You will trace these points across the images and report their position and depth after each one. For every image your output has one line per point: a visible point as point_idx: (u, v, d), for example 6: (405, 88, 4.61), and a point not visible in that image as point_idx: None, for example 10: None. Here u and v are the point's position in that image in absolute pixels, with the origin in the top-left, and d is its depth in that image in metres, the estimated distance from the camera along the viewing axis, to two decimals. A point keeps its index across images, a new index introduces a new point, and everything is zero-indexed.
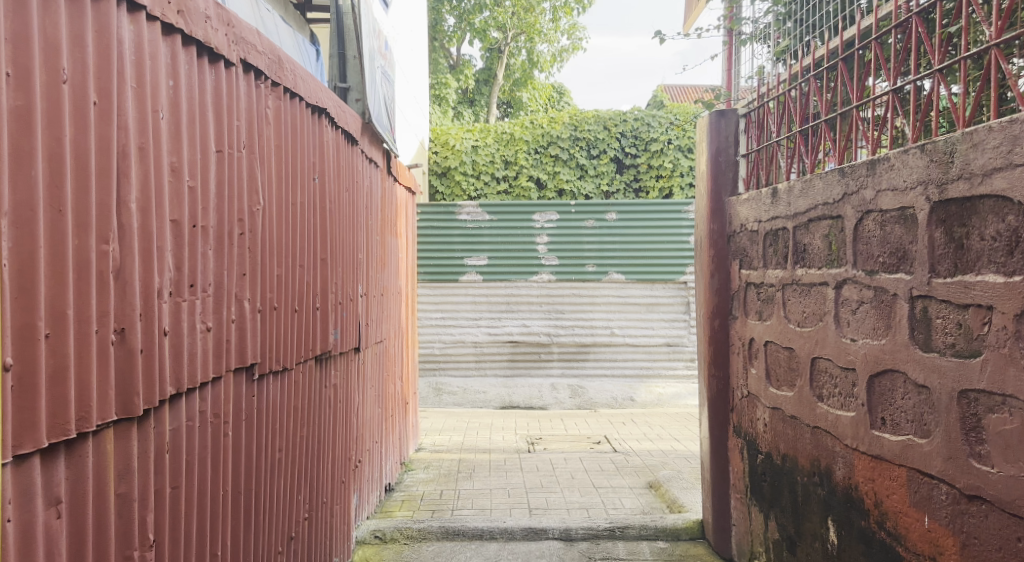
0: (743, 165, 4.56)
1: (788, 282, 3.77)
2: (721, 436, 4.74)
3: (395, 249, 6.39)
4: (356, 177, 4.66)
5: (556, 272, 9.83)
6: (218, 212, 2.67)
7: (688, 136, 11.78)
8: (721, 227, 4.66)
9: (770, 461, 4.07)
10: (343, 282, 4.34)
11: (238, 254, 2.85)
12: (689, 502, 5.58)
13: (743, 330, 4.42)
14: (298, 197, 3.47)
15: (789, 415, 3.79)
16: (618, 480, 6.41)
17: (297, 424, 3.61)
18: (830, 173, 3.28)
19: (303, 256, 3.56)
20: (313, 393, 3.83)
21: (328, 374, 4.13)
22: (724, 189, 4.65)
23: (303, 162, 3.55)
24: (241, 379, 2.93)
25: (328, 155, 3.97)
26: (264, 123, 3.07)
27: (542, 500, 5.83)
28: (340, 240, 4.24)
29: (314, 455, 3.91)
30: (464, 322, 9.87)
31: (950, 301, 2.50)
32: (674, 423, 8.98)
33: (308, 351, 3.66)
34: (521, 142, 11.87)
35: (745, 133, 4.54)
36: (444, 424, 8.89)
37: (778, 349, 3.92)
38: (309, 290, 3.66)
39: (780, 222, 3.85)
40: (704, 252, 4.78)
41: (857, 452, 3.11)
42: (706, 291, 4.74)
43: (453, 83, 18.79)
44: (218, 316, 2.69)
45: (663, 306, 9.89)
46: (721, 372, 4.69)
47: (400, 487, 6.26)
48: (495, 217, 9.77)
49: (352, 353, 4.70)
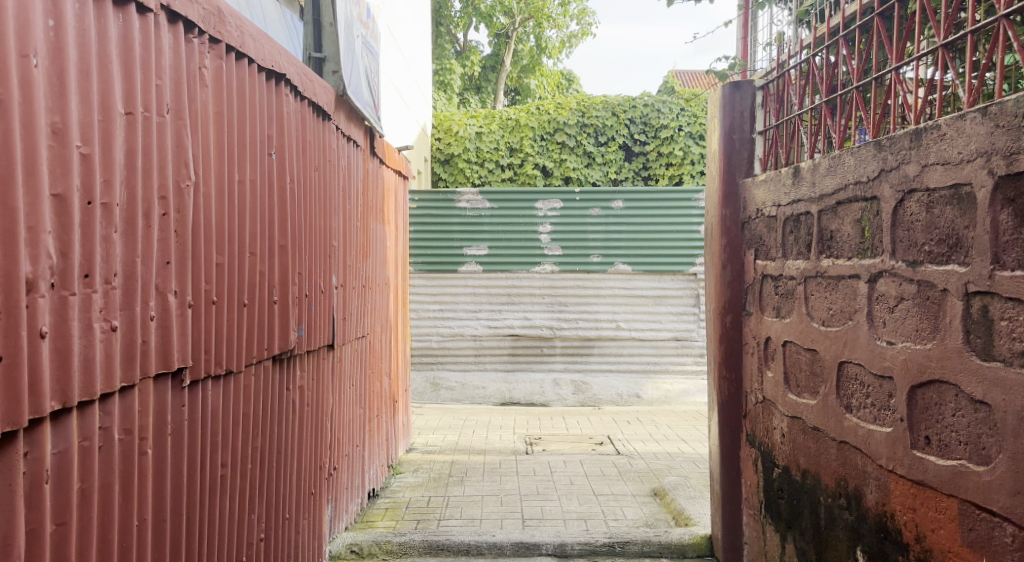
0: (760, 143, 4.08)
1: (811, 274, 3.29)
2: (732, 444, 4.27)
3: (382, 237, 5.95)
4: (329, 156, 4.21)
5: (559, 262, 9.37)
6: (129, 188, 2.23)
7: (700, 122, 11.27)
8: (735, 213, 4.18)
9: (788, 477, 3.61)
10: (312, 273, 3.90)
11: (158, 238, 2.40)
12: (695, 514, 5.11)
13: (759, 328, 3.94)
14: (246, 174, 3.02)
15: (811, 426, 3.33)
16: (621, 486, 5.96)
17: (247, 434, 3.17)
18: (862, 149, 2.80)
19: (254, 243, 3.12)
20: (269, 398, 3.40)
21: (293, 376, 3.70)
22: (737, 170, 4.17)
23: (253, 135, 3.10)
24: (166, 387, 2.50)
25: (290, 129, 3.51)
26: (196, 85, 2.60)
27: (538, 509, 5.38)
28: (307, 224, 3.80)
29: (272, 466, 3.49)
30: (462, 314, 9.43)
31: (1018, 299, 2.03)
32: (681, 422, 8.54)
33: (261, 352, 3.23)
34: (527, 128, 11.42)
35: (762, 107, 4.06)
36: (440, 421, 8.46)
37: (798, 351, 3.45)
38: (264, 283, 3.22)
39: (802, 206, 3.37)
40: (715, 241, 4.30)
41: (894, 475, 2.65)
42: (716, 284, 4.27)
43: (459, 69, 18.25)
44: (129, 311, 2.25)
45: (671, 299, 9.41)
46: (732, 375, 4.23)
47: (385, 493, 5.83)
48: (496, 206, 9.28)
49: (323, 351, 4.26)
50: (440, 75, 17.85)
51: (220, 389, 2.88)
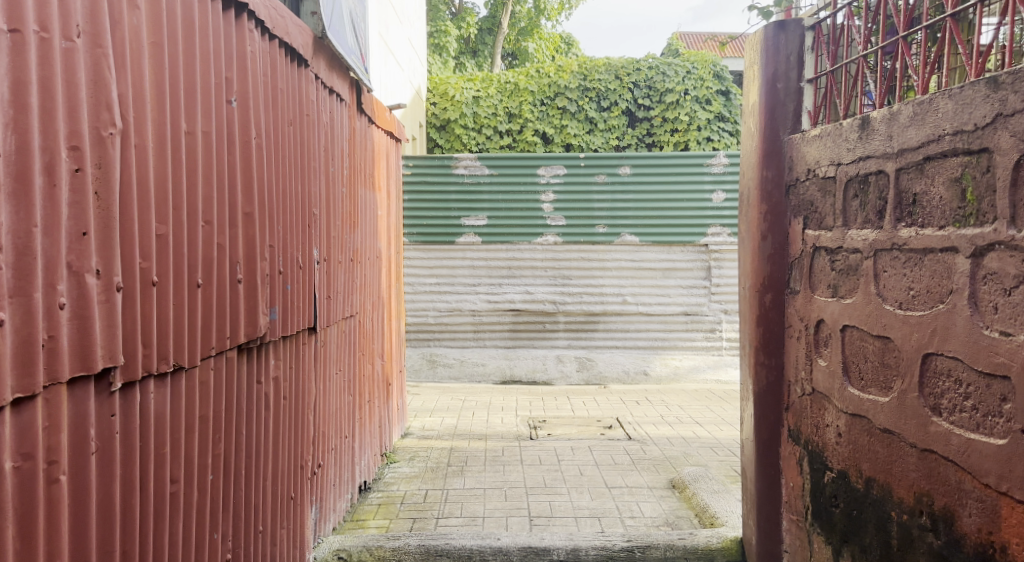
0: (809, 93, 3.53)
1: (883, 246, 2.77)
2: (771, 440, 3.72)
3: (372, 205, 5.38)
4: (306, 110, 3.63)
5: (562, 233, 8.79)
6: (18, 135, 1.70)
7: (706, 86, 10.60)
8: (778, 174, 3.62)
9: (846, 483, 3.07)
10: (287, 246, 3.33)
11: (69, 202, 1.85)
12: (722, 511, 4.58)
13: (807, 309, 3.39)
14: (196, 124, 2.46)
15: (880, 428, 2.79)
16: (635, 477, 5.44)
17: (204, 441, 2.62)
18: (967, 89, 2.27)
19: (209, 210, 2.57)
20: (233, 395, 2.84)
21: (264, 366, 3.15)
22: (782, 124, 3.61)
23: (205, 76, 2.54)
24: (89, 394, 1.94)
25: (255, 74, 2.95)
26: (121, 6, 2.04)
27: (546, 506, 4.86)
28: (280, 187, 3.24)
29: (239, 474, 2.93)
30: (460, 287, 8.88)
31: None
32: (693, 402, 8.02)
33: (221, 340, 2.68)
34: (526, 92, 10.81)
35: (813, 51, 3.52)
36: (438, 402, 7.93)
37: (863, 338, 2.91)
38: (223, 259, 2.68)
39: (872, 163, 2.84)
40: (752, 208, 3.74)
41: (1008, 500, 2.11)
42: (753, 258, 3.71)
43: (454, 31, 17.46)
44: (24, 298, 1.72)
45: (681, 271, 8.86)
46: (771, 361, 3.68)
47: (378, 486, 5.29)
48: (496, 172, 8.70)
49: (303, 335, 3.70)
50: (435, 37, 17.07)
51: (165, 390, 2.32)
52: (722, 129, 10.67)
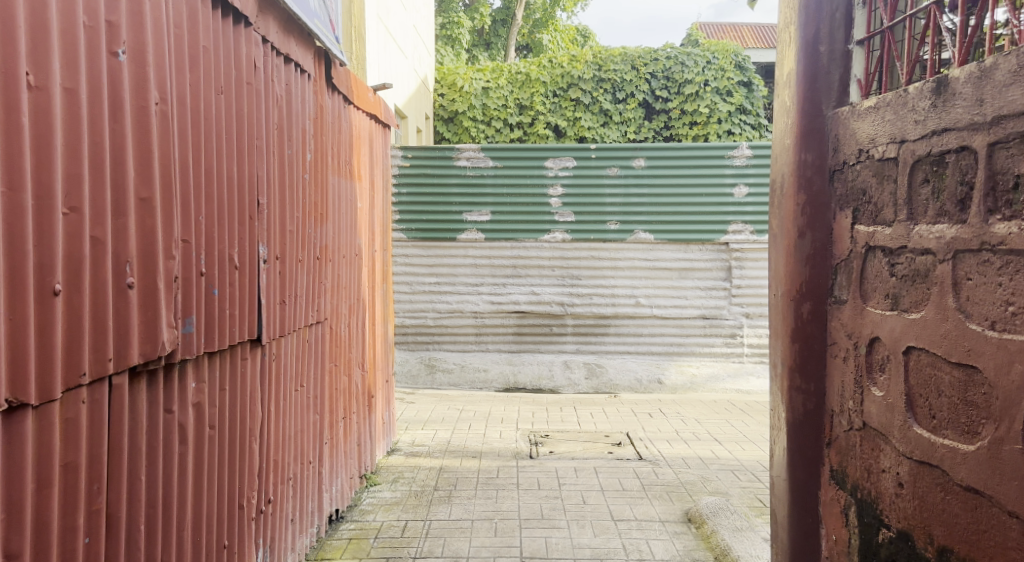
0: (859, 58, 2.86)
1: (968, 245, 2.11)
2: (807, 482, 3.04)
3: (349, 195, 4.74)
4: (244, 77, 3.01)
5: (571, 230, 8.13)
6: None
7: (727, 76, 9.88)
8: (819, 157, 2.95)
9: (909, 548, 2.40)
10: (210, 239, 2.71)
11: None
12: (745, 554, 3.91)
13: (857, 324, 2.72)
14: (52, 79, 1.86)
15: (961, 485, 2.12)
16: (645, 507, 4.78)
17: (69, 498, 2.01)
18: None
19: (73, 190, 1.95)
20: (121, 433, 2.23)
21: (173, 393, 2.53)
22: (824, 97, 2.94)
23: (67, 14, 1.92)
24: None
25: (156, 21, 2.32)
26: None
27: (540, 543, 4.22)
28: (202, 168, 2.63)
29: (136, 533, 2.31)
30: (461, 287, 8.23)
31: None
32: (712, 415, 7.33)
33: (99, 364, 2.07)
34: (538, 83, 10.13)
35: (863, 5, 2.84)
36: (433, 412, 7.29)
37: (935, 364, 2.25)
38: (102, 256, 2.07)
39: (951, 138, 2.18)
40: (787, 199, 3.07)
41: None
42: (788, 259, 3.05)
43: (467, 22, 16.83)
44: None
45: (699, 272, 8.17)
46: (807, 386, 3.00)
47: (352, 515, 4.67)
48: (500, 164, 8.06)
49: (241, 348, 3.08)
50: (446, 29, 16.50)
51: None
52: (743, 121, 9.94)
